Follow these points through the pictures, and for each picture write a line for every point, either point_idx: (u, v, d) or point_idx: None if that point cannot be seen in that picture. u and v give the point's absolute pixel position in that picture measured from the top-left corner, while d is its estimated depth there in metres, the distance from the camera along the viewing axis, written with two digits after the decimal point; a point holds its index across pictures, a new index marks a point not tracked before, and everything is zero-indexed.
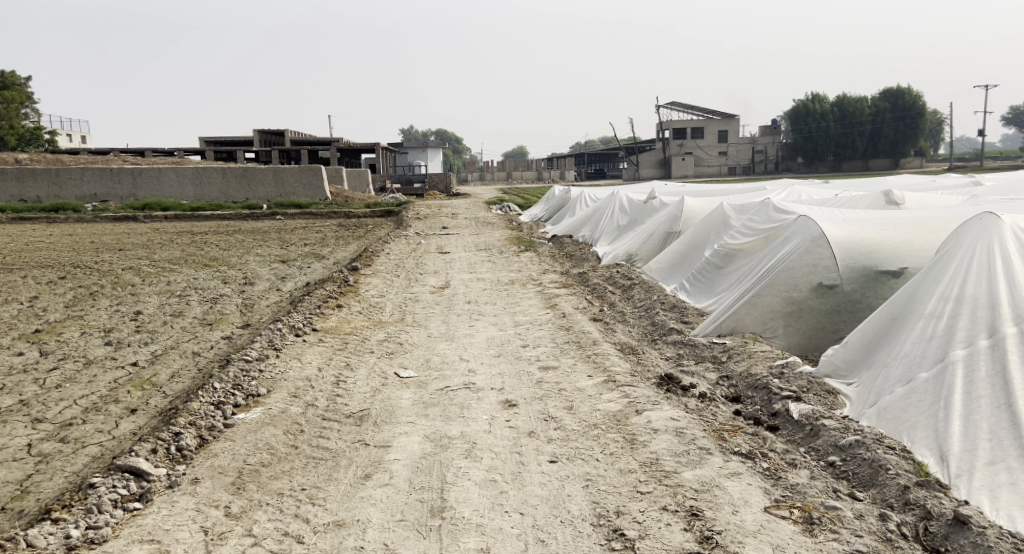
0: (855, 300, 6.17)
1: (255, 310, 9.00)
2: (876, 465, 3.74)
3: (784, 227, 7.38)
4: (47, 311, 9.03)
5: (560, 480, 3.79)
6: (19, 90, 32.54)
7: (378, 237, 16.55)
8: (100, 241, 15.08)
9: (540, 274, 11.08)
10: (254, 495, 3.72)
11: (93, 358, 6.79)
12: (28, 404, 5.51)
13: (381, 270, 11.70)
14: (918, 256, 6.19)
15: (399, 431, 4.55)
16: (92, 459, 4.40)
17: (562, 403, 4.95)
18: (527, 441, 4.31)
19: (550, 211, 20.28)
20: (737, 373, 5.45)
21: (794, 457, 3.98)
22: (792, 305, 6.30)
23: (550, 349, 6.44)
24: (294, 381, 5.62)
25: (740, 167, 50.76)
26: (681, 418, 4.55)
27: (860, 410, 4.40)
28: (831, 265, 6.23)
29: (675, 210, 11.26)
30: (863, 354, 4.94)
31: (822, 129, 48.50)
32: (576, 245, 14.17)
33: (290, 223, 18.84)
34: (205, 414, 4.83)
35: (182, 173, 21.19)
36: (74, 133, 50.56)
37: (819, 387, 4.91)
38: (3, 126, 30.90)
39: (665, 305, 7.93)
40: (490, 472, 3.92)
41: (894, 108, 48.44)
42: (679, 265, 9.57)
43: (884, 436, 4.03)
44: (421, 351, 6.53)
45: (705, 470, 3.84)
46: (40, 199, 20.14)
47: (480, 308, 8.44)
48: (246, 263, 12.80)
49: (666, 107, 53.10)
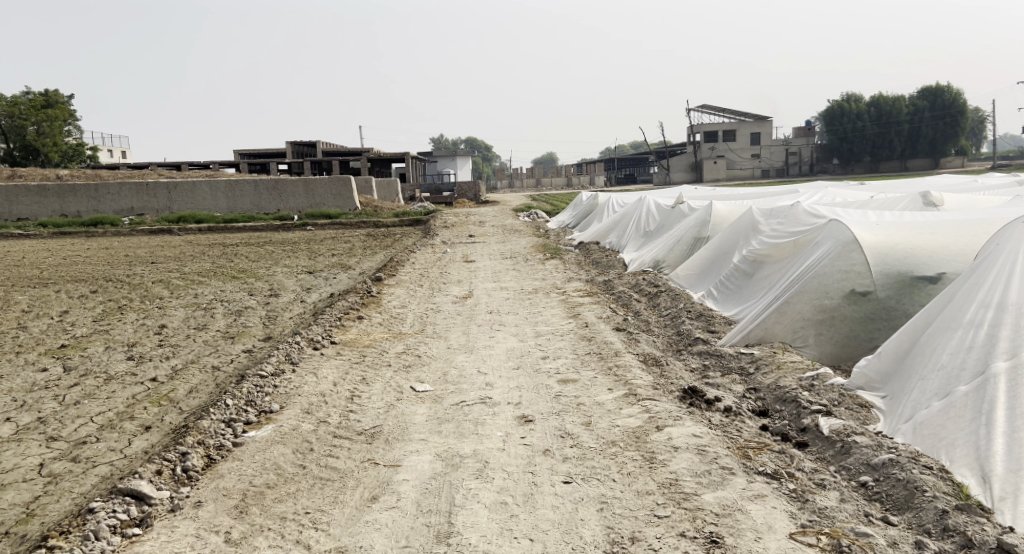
0: (890, 307, 5.88)
1: (278, 322, 8.95)
2: (911, 486, 3.49)
3: (815, 232, 7.12)
4: (75, 325, 9.08)
5: (573, 502, 3.61)
6: (63, 108, 33.31)
7: (405, 246, 16.51)
8: (134, 255, 15.27)
9: (564, 282, 10.89)
10: (256, 520, 3.61)
11: (114, 374, 6.74)
12: (45, 422, 5.47)
13: (405, 280, 11.61)
14: (958, 260, 5.90)
15: (410, 450, 4.41)
16: (101, 480, 4.35)
17: (580, 419, 4.77)
18: (541, 459, 4.14)
19: (578, 217, 20.07)
20: (765, 386, 5.23)
21: (823, 477, 3.75)
22: (823, 313, 6.03)
23: (570, 361, 6.25)
24: (308, 397, 5.51)
25: (774, 170, 49.85)
26: (704, 435, 4.34)
27: (895, 425, 4.14)
28: (864, 271, 5.98)
29: (703, 215, 11.02)
30: (897, 366, 4.70)
31: (858, 129, 47.36)
32: (603, 252, 13.97)
33: (318, 233, 18.89)
34: (215, 432, 4.75)
35: (216, 186, 21.45)
36: (114, 149, 51.77)
37: (852, 400, 4.65)
38: (46, 143, 31.61)
39: (692, 313, 7.69)
40: (501, 494, 3.76)
41: (932, 107, 47.60)
42: (706, 272, 9.32)
43: (921, 453, 3.77)
44: (439, 364, 6.38)
45: (727, 492, 3.63)
46: (80, 213, 20.51)
47: (502, 318, 8.28)
48: (273, 274, 12.82)
49: (698, 111, 52.79)
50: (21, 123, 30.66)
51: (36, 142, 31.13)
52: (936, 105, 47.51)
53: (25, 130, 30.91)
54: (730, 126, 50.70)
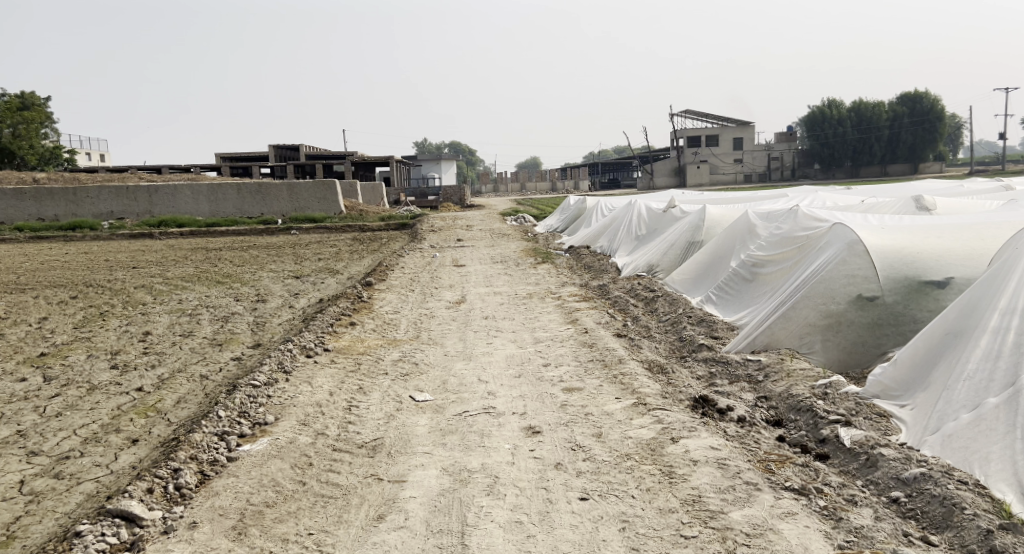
0: (897, 313, 5.74)
1: (267, 328, 8.70)
2: (948, 503, 3.36)
3: (818, 236, 6.97)
4: (55, 332, 8.78)
5: (593, 521, 3.44)
6: (40, 110, 32.65)
7: (393, 250, 16.23)
8: (115, 259, 14.91)
9: (558, 287, 10.70)
10: (256, 542, 3.41)
11: (97, 383, 6.47)
12: (25, 435, 5.21)
13: (395, 285, 11.37)
14: (965, 265, 5.79)
15: (415, 464, 4.20)
16: (87, 498, 4.12)
17: (591, 430, 4.58)
18: (554, 474, 3.95)
19: (565, 221, 19.94)
20: (776, 394, 5.07)
21: (852, 492, 3.61)
22: (830, 319, 5.88)
23: (573, 369, 6.06)
24: (304, 408, 5.29)
25: (756, 174, 50.11)
26: (722, 447, 4.17)
27: (920, 436, 4.00)
28: (870, 276, 5.85)
29: (697, 219, 10.87)
30: (914, 373, 4.58)
31: (839, 134, 47.81)
32: (594, 257, 13.81)
33: (304, 237, 18.59)
34: (208, 446, 4.53)
35: (198, 190, 21.08)
36: (92, 152, 51.17)
37: (870, 410, 4.51)
38: (23, 145, 31.00)
39: (692, 318, 7.53)
40: (515, 512, 3.57)
41: (912, 112, 47.93)
42: (703, 277, 9.17)
43: (953, 467, 3.62)
44: (437, 372, 6.17)
45: (755, 510, 3.48)
46: (58, 217, 20.08)
47: (498, 324, 8.09)
48: (258, 279, 12.53)
49: (681, 116, 53.13)
50: None
51: (13, 145, 30.50)
52: (915, 110, 47.78)
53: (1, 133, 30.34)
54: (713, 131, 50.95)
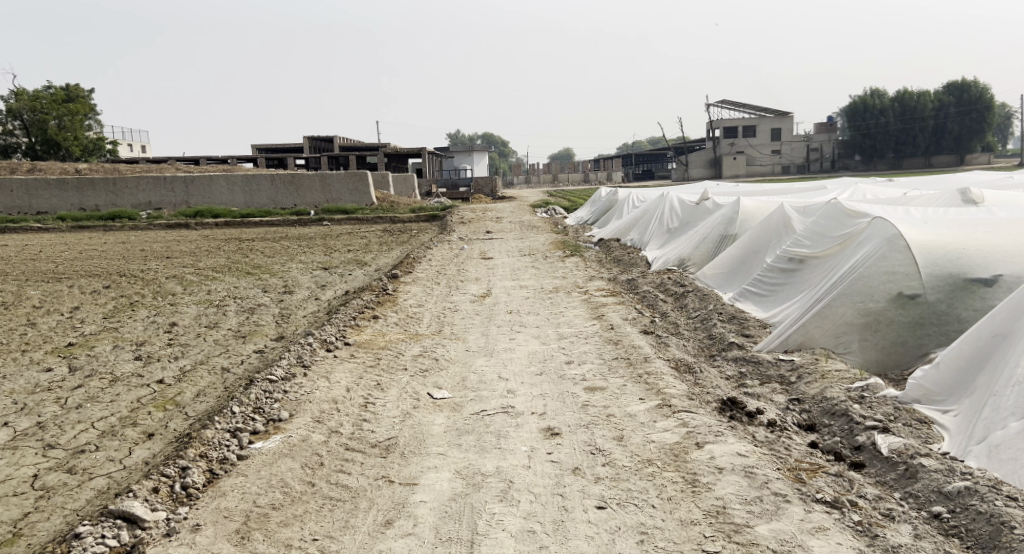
0: (940, 311, 5.40)
1: (291, 321, 8.62)
2: (996, 521, 3.12)
3: (858, 231, 6.63)
4: (85, 322, 8.81)
5: (609, 533, 3.27)
6: (85, 102, 33.12)
7: (421, 242, 16.14)
8: (150, 249, 15.04)
9: (586, 281, 10.47)
10: (259, 547, 3.30)
11: (119, 375, 6.43)
12: (43, 427, 5.18)
13: (422, 277, 11.26)
14: (1016, 262, 5.44)
15: (427, 466, 4.05)
16: (96, 494, 4.05)
17: (612, 433, 4.39)
18: (571, 480, 3.77)
19: (596, 214, 19.64)
20: (809, 396, 4.82)
21: (890, 507, 3.39)
22: (867, 317, 5.59)
23: (597, 367, 5.85)
24: (319, 404, 5.17)
25: (794, 165, 49.35)
26: (750, 454, 3.95)
27: (964, 446, 3.76)
28: (911, 272, 5.54)
29: (730, 211, 10.53)
30: (961, 377, 4.30)
31: (881, 125, 46.47)
32: (623, 250, 13.56)
33: (335, 228, 18.60)
34: (219, 443, 4.44)
35: (232, 181, 21.22)
36: (134, 143, 52.26)
37: (909, 415, 4.24)
38: (68, 136, 31.58)
39: (723, 315, 7.26)
40: (528, 520, 3.41)
41: (959, 101, 46.42)
42: (736, 271, 8.87)
43: (1000, 481, 3.39)
44: (458, 369, 6.02)
45: (783, 524, 3.28)
46: (98, 207, 20.35)
47: (523, 319, 7.91)
48: (288, 270, 12.52)
49: (717, 106, 52.14)
50: (44, 117, 30.73)
51: (57, 136, 31.10)
52: (962, 99, 46.36)
53: (46, 124, 30.91)
54: (750, 121, 49.75)
